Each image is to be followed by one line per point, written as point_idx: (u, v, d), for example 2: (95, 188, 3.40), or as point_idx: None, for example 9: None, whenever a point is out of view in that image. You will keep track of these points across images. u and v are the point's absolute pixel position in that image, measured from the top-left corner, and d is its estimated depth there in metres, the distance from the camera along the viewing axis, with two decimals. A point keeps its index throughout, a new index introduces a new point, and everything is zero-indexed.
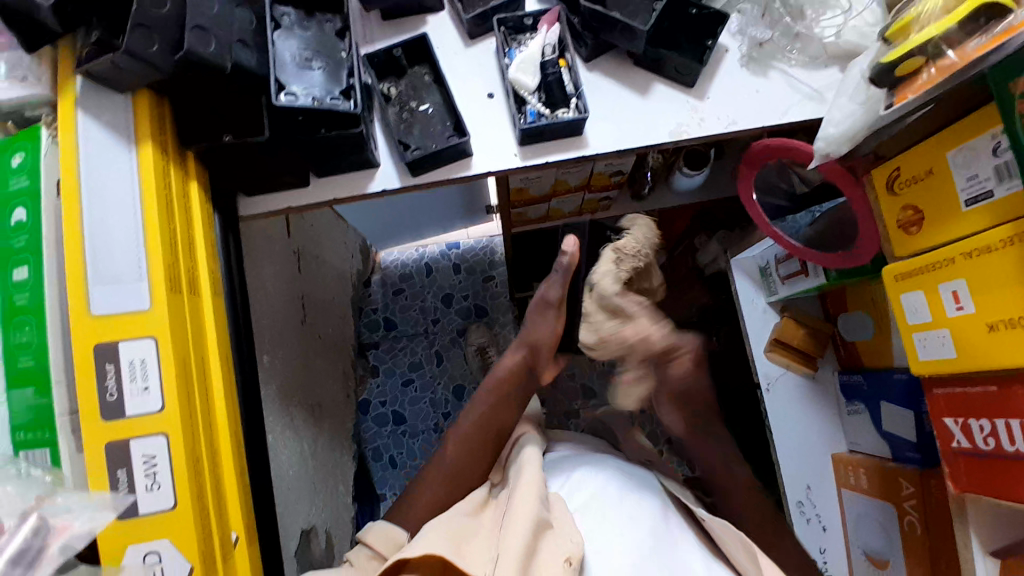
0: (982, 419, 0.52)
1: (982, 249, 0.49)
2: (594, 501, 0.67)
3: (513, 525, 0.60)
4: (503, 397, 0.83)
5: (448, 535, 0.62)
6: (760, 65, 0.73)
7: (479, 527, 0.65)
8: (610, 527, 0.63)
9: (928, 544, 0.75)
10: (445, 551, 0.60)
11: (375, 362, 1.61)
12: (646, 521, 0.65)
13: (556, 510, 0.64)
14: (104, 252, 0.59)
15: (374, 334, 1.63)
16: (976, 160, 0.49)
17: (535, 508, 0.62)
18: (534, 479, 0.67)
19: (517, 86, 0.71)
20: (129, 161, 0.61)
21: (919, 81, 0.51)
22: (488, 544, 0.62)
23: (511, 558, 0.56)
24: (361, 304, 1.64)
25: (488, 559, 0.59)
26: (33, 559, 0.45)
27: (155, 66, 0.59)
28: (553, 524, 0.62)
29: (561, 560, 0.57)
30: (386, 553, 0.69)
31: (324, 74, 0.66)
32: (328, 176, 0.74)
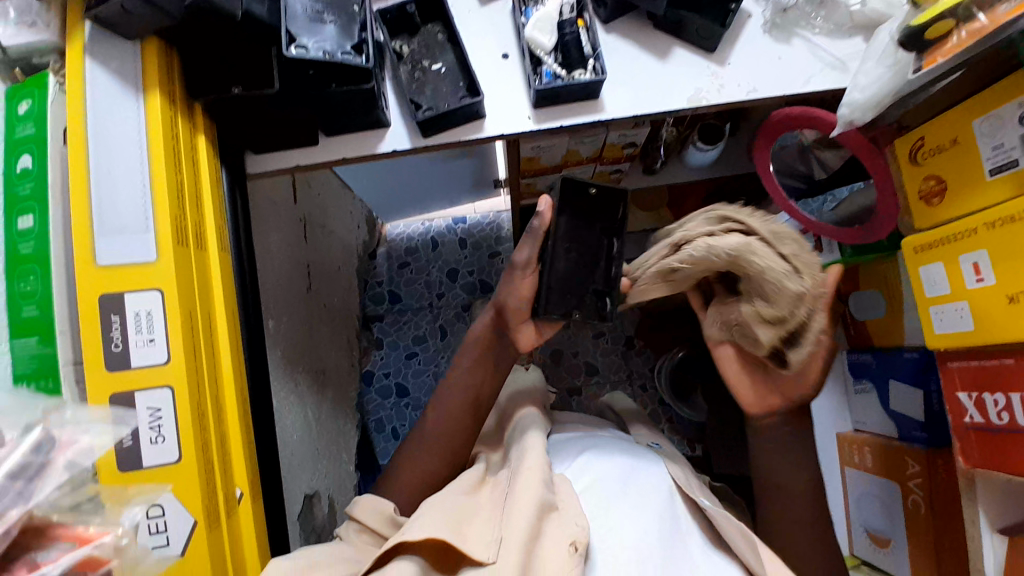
0: (997, 394, 0.52)
1: (1005, 218, 0.47)
2: (597, 485, 0.65)
3: (514, 512, 0.59)
4: (481, 361, 0.80)
5: (449, 513, 0.60)
6: (783, 31, 0.71)
7: (479, 508, 0.63)
8: (615, 508, 0.62)
9: (932, 523, 0.75)
10: (446, 535, 0.56)
11: (379, 335, 1.61)
12: (654, 507, 0.63)
13: (561, 492, 0.63)
14: (110, 202, 0.58)
15: (379, 307, 1.63)
16: (1002, 129, 0.48)
17: (539, 492, 0.61)
18: (538, 462, 0.65)
19: (533, 45, 0.69)
20: (136, 109, 0.60)
21: (949, 45, 0.48)
22: (490, 526, 0.59)
23: (514, 545, 0.56)
24: (366, 276, 1.64)
25: (491, 542, 0.57)
26: (34, 474, 0.38)
27: (165, 10, 0.58)
28: (558, 507, 0.61)
29: (566, 545, 0.56)
30: (377, 528, 0.67)
31: (337, 29, 0.64)
32: (337, 136, 0.72)
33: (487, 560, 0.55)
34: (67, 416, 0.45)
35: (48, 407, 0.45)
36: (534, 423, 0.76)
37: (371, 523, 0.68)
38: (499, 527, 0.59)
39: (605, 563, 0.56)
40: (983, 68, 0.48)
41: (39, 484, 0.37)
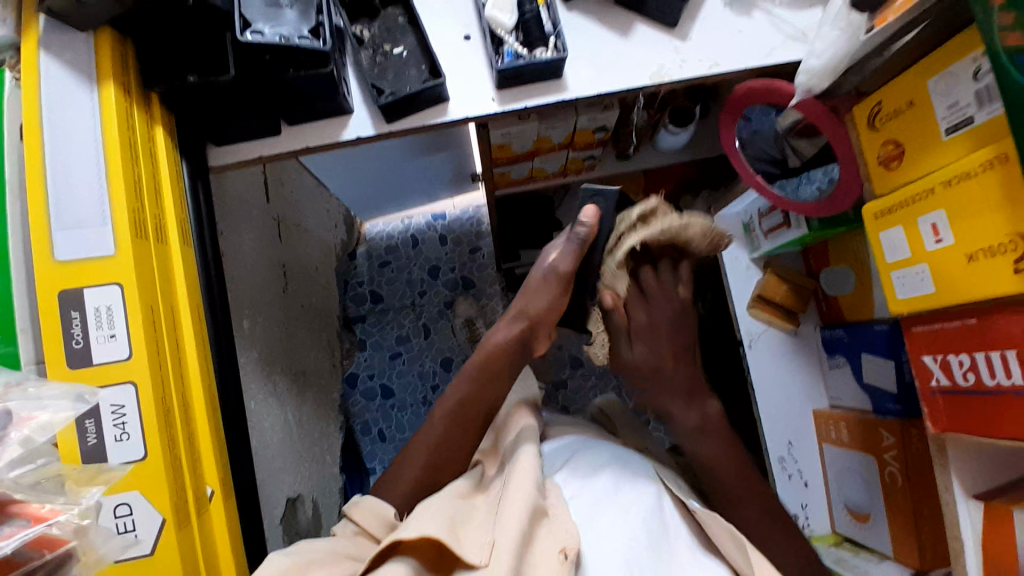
0: (962, 354, 0.52)
1: (962, 175, 0.47)
2: (588, 491, 0.65)
3: (508, 515, 0.58)
4: (493, 374, 0.78)
5: (444, 515, 0.59)
6: (743, 5, 0.71)
7: (472, 511, 0.63)
8: (603, 509, 0.62)
9: (910, 493, 0.75)
10: (441, 533, 0.56)
11: (362, 336, 1.60)
12: (638, 512, 0.62)
13: (551, 497, 0.64)
14: (67, 195, 0.57)
15: (360, 308, 1.62)
16: (957, 86, 0.48)
17: (530, 496, 0.61)
18: (530, 466, 0.65)
19: (494, 25, 0.69)
20: (90, 100, 0.58)
21: (899, 1, 0.49)
22: (485, 528, 0.59)
23: (506, 552, 0.55)
24: (346, 277, 1.63)
25: (483, 544, 0.57)
26: None
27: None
28: (548, 511, 0.62)
29: (556, 552, 0.56)
30: (379, 535, 0.65)
31: (295, 14, 0.63)
32: (299, 124, 0.71)
33: (479, 563, 0.55)
34: (29, 391, 0.47)
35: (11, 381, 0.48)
36: (531, 431, 0.74)
37: (369, 527, 0.65)
38: (490, 531, 0.58)
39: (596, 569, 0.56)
40: (939, 25, 0.49)
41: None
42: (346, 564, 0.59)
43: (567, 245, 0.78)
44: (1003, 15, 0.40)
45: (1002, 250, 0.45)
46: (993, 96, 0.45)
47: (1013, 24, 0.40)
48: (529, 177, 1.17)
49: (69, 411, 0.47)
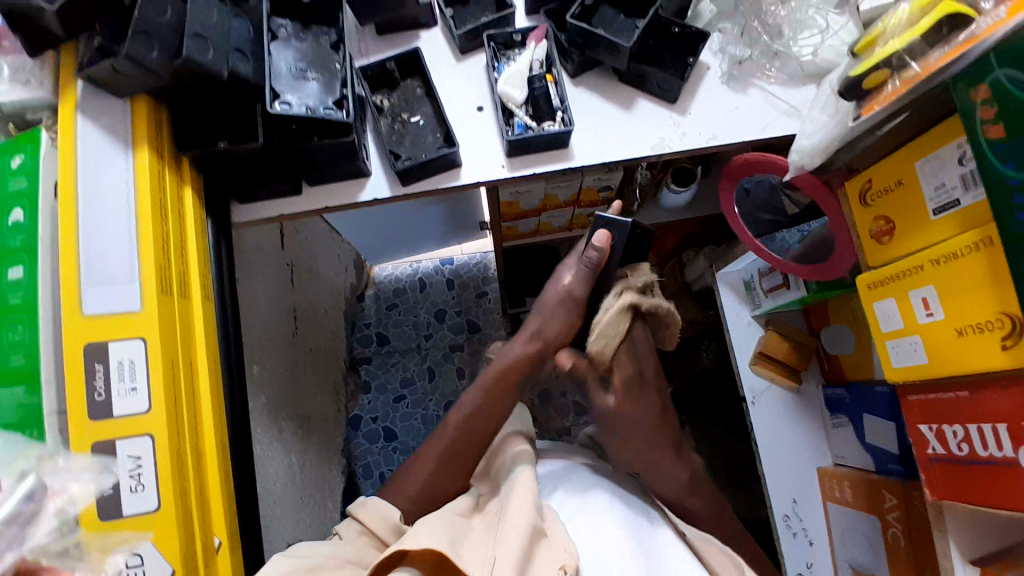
0: (956, 425, 0.53)
1: (949, 255, 0.49)
2: (583, 507, 0.69)
3: (506, 534, 0.60)
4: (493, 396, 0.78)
5: (444, 530, 0.62)
6: (740, 82, 0.76)
7: (469, 528, 0.65)
8: (599, 528, 0.65)
9: (913, 554, 0.75)
10: (443, 547, 0.59)
11: (367, 378, 1.61)
12: (632, 531, 0.66)
13: (549, 519, 0.66)
14: (97, 252, 0.59)
15: (367, 349, 1.63)
16: (943, 168, 0.50)
17: (531, 517, 0.63)
18: (528, 484, 0.68)
19: (506, 99, 0.74)
20: (124, 163, 0.61)
21: (884, 94, 0.50)
22: (482, 543, 0.62)
23: (507, 566, 0.57)
24: (353, 318, 1.65)
25: (482, 558, 0.59)
26: (28, 520, 0.41)
27: (153, 73, 0.60)
28: (546, 533, 0.63)
29: (556, 568, 0.58)
30: (377, 531, 0.70)
31: (319, 85, 0.69)
32: (321, 185, 0.75)
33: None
34: (59, 464, 0.48)
35: (38, 453, 0.48)
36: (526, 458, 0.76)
37: (375, 528, 0.70)
38: (488, 546, 0.61)
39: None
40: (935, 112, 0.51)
41: (34, 530, 0.41)
42: (347, 568, 0.63)
43: (579, 269, 0.79)
44: (985, 108, 0.42)
45: (989, 328, 0.47)
46: (977, 181, 0.47)
47: (995, 117, 0.42)
48: (536, 230, 1.21)
49: (94, 484, 0.48)
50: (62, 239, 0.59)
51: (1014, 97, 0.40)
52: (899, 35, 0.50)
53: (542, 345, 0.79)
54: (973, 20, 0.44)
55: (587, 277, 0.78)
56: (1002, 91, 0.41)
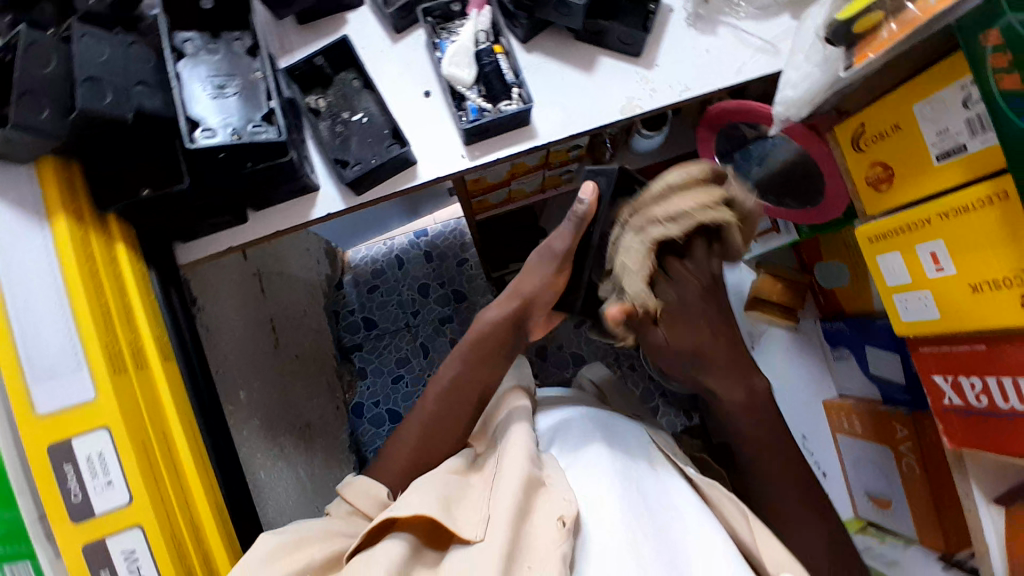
0: (973, 377, 0.51)
1: (960, 209, 0.46)
2: (582, 464, 0.65)
3: (501, 492, 0.59)
4: (485, 356, 0.73)
5: (437, 495, 0.59)
6: (707, 22, 0.69)
7: (465, 488, 0.63)
8: (598, 483, 0.61)
9: (929, 483, 0.74)
10: (434, 512, 0.57)
11: (359, 364, 1.33)
12: (631, 476, 0.63)
13: (548, 468, 0.65)
14: (34, 345, 0.53)
15: (354, 337, 1.35)
16: (946, 113, 0.46)
17: (525, 469, 0.61)
18: (523, 440, 0.65)
19: (453, 82, 0.67)
20: (43, 238, 0.55)
21: (879, 40, 0.46)
22: (479, 504, 0.60)
23: (501, 525, 0.56)
24: (336, 305, 1.38)
25: (478, 521, 0.58)
26: None
27: (50, 135, 0.54)
28: (546, 482, 0.62)
29: (555, 520, 0.56)
30: (370, 511, 0.66)
31: (241, 100, 0.62)
32: (268, 209, 0.68)
33: (474, 539, 0.56)
34: None
35: None
36: (522, 411, 0.72)
37: (363, 506, 0.66)
38: (486, 507, 0.59)
39: (593, 540, 0.56)
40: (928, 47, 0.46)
41: None
42: (338, 538, 0.61)
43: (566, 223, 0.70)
44: (997, 55, 0.39)
45: (1007, 284, 0.45)
46: (986, 126, 0.43)
47: (1009, 66, 0.38)
48: (508, 199, 1.15)
49: None
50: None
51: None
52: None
53: (522, 303, 0.73)
54: None
55: (571, 232, 0.69)
56: (1016, 36, 0.37)
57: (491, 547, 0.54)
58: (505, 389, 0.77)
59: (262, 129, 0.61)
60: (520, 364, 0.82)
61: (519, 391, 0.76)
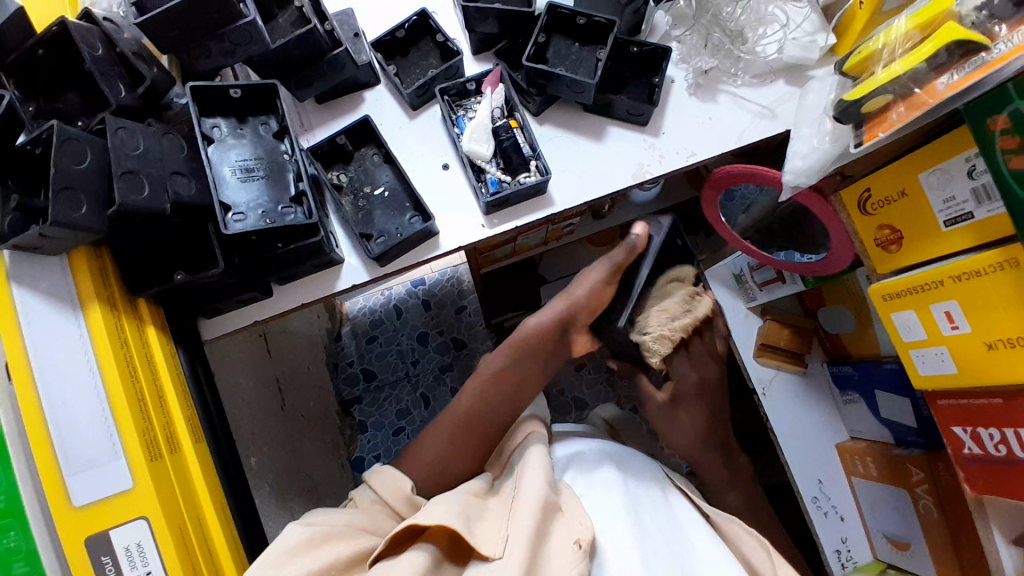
0: (991, 428, 0.53)
1: (972, 273, 0.49)
2: (596, 492, 0.66)
3: (519, 512, 0.60)
4: (514, 375, 0.75)
5: (458, 509, 0.60)
6: (707, 91, 0.72)
7: (484, 509, 0.63)
8: (612, 511, 0.62)
9: (947, 528, 0.75)
10: (455, 522, 0.58)
11: (361, 417, 1.28)
12: (647, 508, 0.64)
13: (564, 494, 0.65)
14: (72, 441, 0.55)
15: (355, 388, 1.30)
16: (950, 182, 0.50)
17: (544, 492, 0.61)
18: (539, 460, 0.66)
19: (473, 156, 0.70)
20: (77, 326, 0.57)
21: (889, 121, 0.49)
22: (498, 523, 0.60)
23: (520, 544, 0.56)
24: (335, 359, 1.31)
25: (498, 538, 0.58)
26: None
27: (91, 230, 0.56)
28: (562, 507, 0.62)
29: (572, 544, 0.57)
30: (393, 503, 0.65)
31: (268, 183, 0.64)
32: (290, 282, 0.69)
33: (494, 556, 0.57)
34: None
35: None
36: (540, 437, 0.72)
37: (387, 498, 0.65)
38: (504, 526, 0.59)
39: (610, 560, 0.57)
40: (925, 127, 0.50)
41: None
42: (362, 536, 0.61)
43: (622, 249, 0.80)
44: (1006, 138, 0.43)
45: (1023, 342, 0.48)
46: (992, 195, 0.47)
47: (1018, 148, 0.42)
48: (511, 253, 1.17)
49: None
50: (31, 440, 0.55)
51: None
52: (900, 59, 0.49)
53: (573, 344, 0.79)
54: (987, 47, 0.44)
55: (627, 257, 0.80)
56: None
57: (509, 565, 0.55)
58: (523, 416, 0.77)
59: (291, 210, 0.63)
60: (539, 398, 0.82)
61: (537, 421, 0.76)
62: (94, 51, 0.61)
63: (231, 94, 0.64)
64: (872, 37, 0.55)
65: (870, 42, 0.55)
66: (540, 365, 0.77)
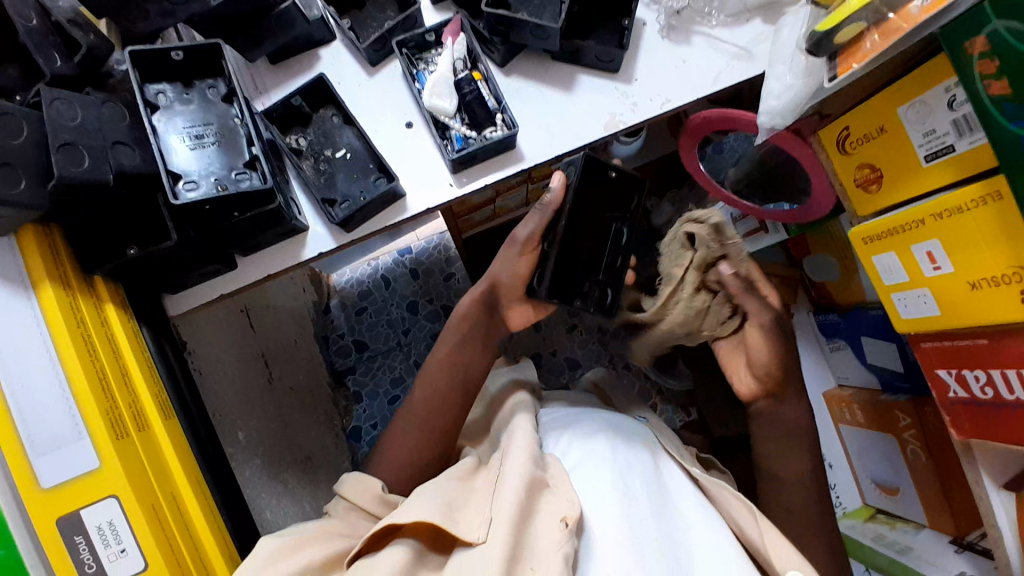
0: (977, 370, 0.52)
1: (954, 210, 0.47)
2: (582, 462, 0.64)
3: (502, 492, 0.59)
4: (468, 336, 0.76)
5: (438, 501, 0.59)
6: (681, 33, 0.68)
7: (469, 493, 0.62)
8: (601, 483, 0.60)
9: (936, 470, 0.74)
10: (433, 517, 0.56)
11: (355, 387, 1.25)
12: (636, 474, 0.63)
13: (551, 468, 0.63)
14: (35, 422, 0.54)
15: (347, 359, 1.27)
16: (931, 114, 0.47)
17: (528, 470, 0.61)
18: (524, 441, 0.65)
19: (436, 113, 0.67)
20: (28, 306, 0.55)
21: (863, 51, 0.47)
22: (481, 506, 0.59)
23: (503, 524, 0.55)
24: (325, 332, 1.29)
25: (480, 522, 0.57)
26: None
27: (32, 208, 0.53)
28: (550, 483, 0.61)
29: (558, 523, 0.55)
30: (368, 507, 0.65)
31: (221, 149, 0.61)
32: (254, 254, 0.66)
33: (477, 541, 0.55)
34: None
35: None
36: (525, 404, 0.73)
37: (364, 502, 0.65)
38: (487, 508, 0.58)
39: (598, 536, 0.56)
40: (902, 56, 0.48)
41: None
42: (336, 539, 0.61)
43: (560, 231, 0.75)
44: (985, 62, 0.41)
45: (1007, 281, 0.46)
46: (973, 126, 0.45)
47: (997, 72, 0.40)
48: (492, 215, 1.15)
49: None
50: None
51: (1016, 51, 0.39)
52: None
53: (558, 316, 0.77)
54: None
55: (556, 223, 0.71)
56: (1002, 43, 0.39)
57: (492, 546, 0.54)
58: (501, 385, 0.79)
59: (246, 176, 0.60)
60: (522, 368, 0.83)
61: (519, 389, 0.77)
62: (27, 21, 0.57)
63: (173, 56, 0.60)
64: None
65: None
66: (487, 342, 0.77)
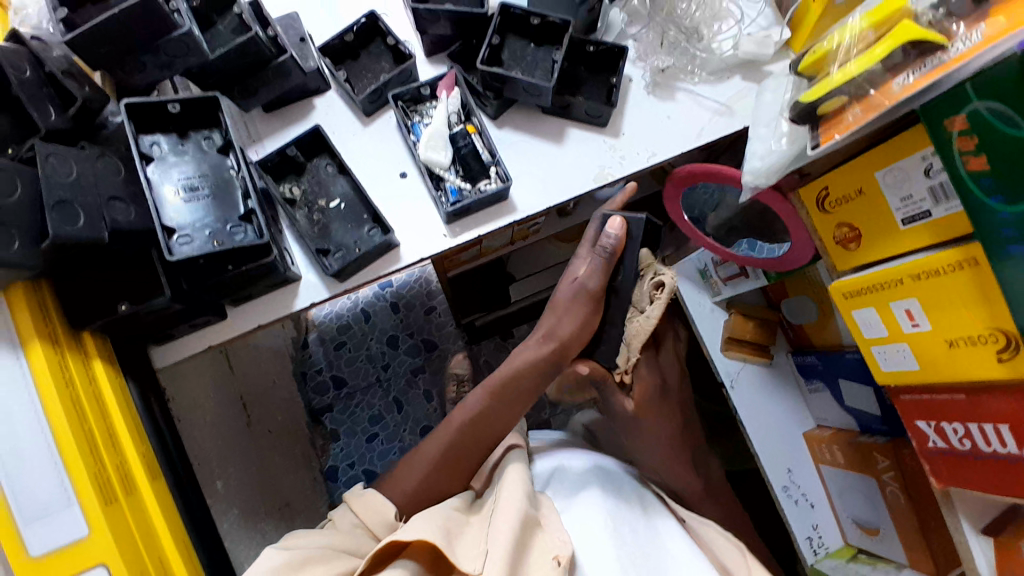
0: (955, 423, 0.54)
1: (931, 272, 0.50)
2: (578, 508, 0.66)
3: (498, 526, 0.58)
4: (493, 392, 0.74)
5: (438, 524, 0.59)
6: (666, 89, 0.71)
7: (464, 523, 0.62)
8: (600, 536, 0.62)
9: (915, 512, 0.76)
10: (436, 537, 0.57)
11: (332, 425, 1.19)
12: (626, 524, 0.65)
13: (544, 507, 0.64)
14: (24, 488, 0.53)
15: (325, 397, 1.22)
16: (908, 181, 0.50)
17: (523, 504, 0.61)
18: (519, 477, 0.66)
19: (430, 165, 0.68)
20: (16, 366, 0.53)
21: (845, 123, 0.49)
22: (478, 537, 0.59)
23: (500, 560, 0.55)
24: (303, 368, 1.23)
25: (477, 554, 0.57)
26: None
27: (20, 266, 0.52)
28: (541, 522, 0.62)
29: (550, 560, 0.57)
30: (375, 531, 0.65)
31: (215, 202, 0.60)
32: (246, 303, 0.66)
33: (472, 572, 0.56)
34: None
35: None
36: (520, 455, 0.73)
37: (371, 522, 0.65)
38: (483, 540, 0.58)
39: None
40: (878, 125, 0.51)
41: None
42: (341, 557, 0.59)
43: (593, 261, 0.73)
44: (965, 138, 0.43)
45: (982, 341, 0.49)
46: (949, 194, 0.47)
47: (976, 149, 0.43)
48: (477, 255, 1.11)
49: None
50: None
51: (992, 130, 0.42)
52: (854, 59, 0.50)
53: (558, 346, 0.73)
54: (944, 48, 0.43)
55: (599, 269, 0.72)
56: (982, 121, 0.42)
57: None
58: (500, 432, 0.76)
59: (241, 230, 0.60)
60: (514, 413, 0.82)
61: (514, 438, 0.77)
62: (21, 74, 0.57)
63: (170, 108, 0.60)
64: (826, 37, 0.55)
65: (825, 42, 0.55)
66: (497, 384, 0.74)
